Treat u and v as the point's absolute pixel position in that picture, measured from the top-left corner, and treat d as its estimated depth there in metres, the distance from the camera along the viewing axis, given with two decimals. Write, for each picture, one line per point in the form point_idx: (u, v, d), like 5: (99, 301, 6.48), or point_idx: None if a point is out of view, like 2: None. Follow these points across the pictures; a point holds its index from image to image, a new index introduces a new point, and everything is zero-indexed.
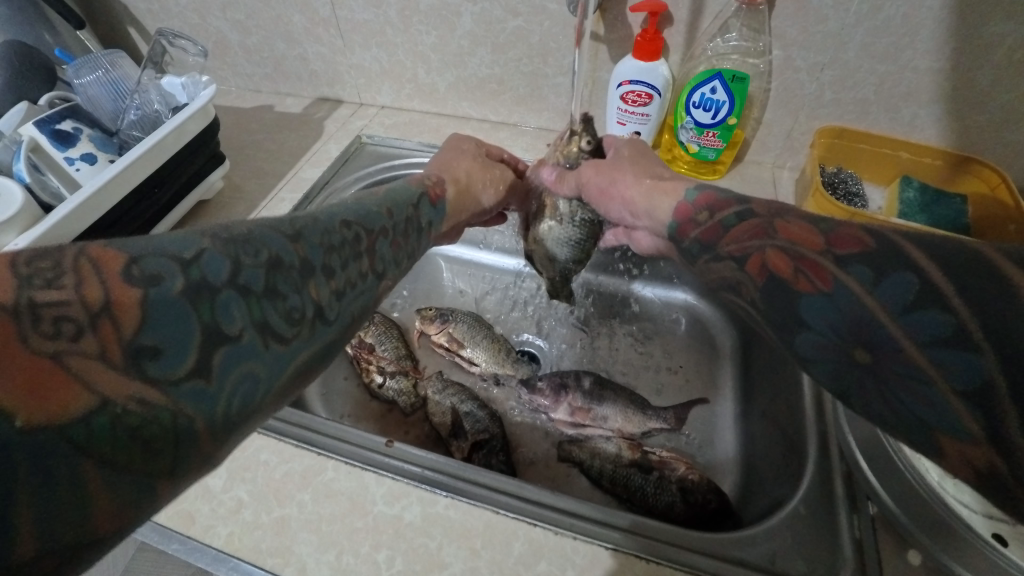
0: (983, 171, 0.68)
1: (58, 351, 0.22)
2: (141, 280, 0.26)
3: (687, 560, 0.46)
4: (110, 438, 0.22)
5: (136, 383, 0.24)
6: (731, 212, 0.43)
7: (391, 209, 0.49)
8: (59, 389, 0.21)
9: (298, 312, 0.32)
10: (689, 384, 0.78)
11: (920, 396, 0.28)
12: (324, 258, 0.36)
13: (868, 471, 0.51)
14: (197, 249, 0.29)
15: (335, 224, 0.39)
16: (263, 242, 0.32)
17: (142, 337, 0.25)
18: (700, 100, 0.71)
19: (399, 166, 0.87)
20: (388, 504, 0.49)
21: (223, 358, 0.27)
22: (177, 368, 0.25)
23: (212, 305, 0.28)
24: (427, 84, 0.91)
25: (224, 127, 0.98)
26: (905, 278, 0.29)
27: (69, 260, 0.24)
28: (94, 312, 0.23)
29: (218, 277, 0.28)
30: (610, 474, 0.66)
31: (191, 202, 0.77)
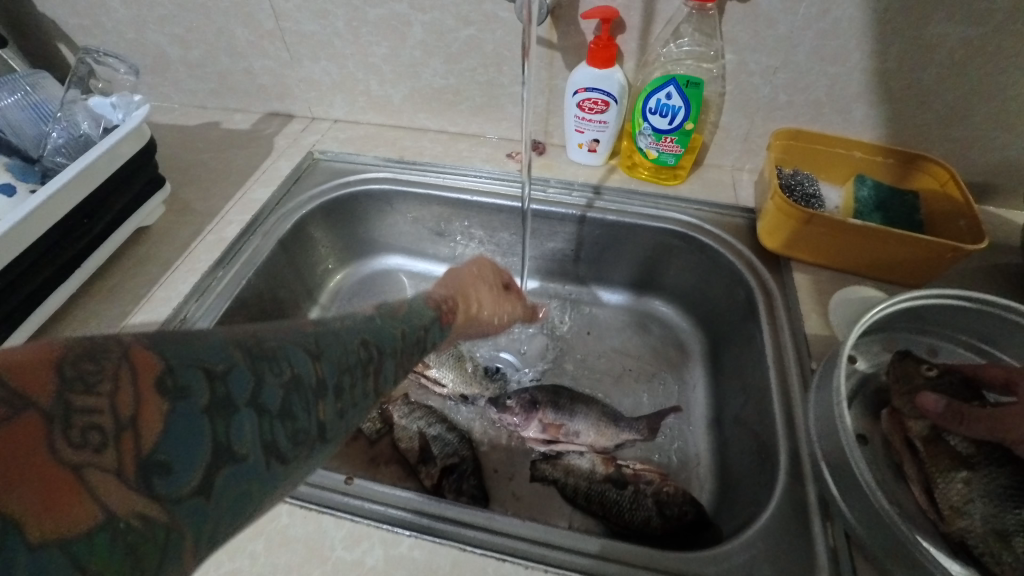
0: (933, 168, 0.70)
1: (80, 463, 0.21)
2: (171, 392, 0.25)
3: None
4: (108, 556, 0.21)
5: (143, 500, 0.22)
6: None
7: (404, 332, 0.43)
8: (74, 502, 0.21)
9: (304, 432, 0.30)
10: (660, 392, 0.77)
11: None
12: (337, 378, 0.33)
13: (840, 501, 0.47)
14: (229, 362, 0.27)
15: (352, 342, 0.36)
16: (287, 358, 0.30)
17: (158, 451, 0.23)
18: (656, 105, 0.70)
19: (355, 182, 0.84)
20: (347, 549, 0.46)
21: (225, 477, 0.25)
22: (182, 487, 0.24)
23: (227, 423, 0.26)
24: (381, 96, 0.88)
25: (165, 145, 0.92)
26: None
27: (114, 365, 0.24)
28: (121, 420, 0.23)
29: (242, 394, 0.27)
30: (585, 491, 0.64)
31: (130, 229, 0.72)
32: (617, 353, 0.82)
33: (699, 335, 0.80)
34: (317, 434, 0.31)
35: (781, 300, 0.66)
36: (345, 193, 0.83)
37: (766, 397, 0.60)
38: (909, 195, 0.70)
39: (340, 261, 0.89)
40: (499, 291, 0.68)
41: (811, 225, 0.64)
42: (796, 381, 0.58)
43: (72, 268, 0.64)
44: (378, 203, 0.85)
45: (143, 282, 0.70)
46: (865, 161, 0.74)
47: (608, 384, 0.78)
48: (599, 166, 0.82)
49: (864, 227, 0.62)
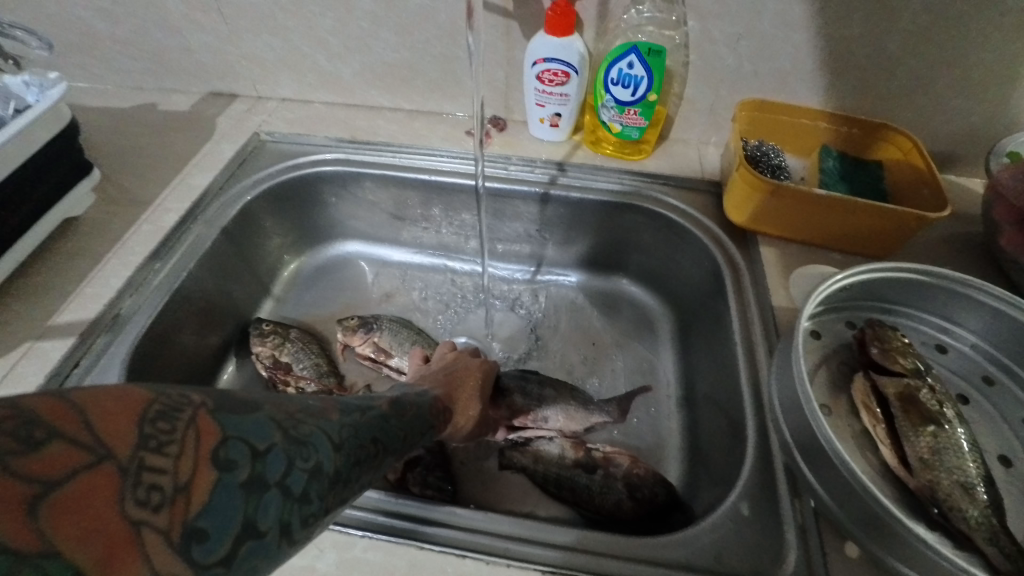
0: (896, 137, 0.69)
1: (138, 520, 0.20)
2: (219, 462, 0.24)
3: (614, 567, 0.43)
4: None
5: (181, 564, 0.21)
6: None
7: (399, 408, 0.40)
8: (126, 562, 0.20)
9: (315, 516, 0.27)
10: (629, 373, 0.75)
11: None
12: (352, 471, 0.30)
13: (806, 468, 0.47)
14: (271, 440, 0.26)
15: (365, 437, 0.33)
16: (316, 444, 0.28)
17: (200, 518, 0.22)
18: (618, 76, 0.67)
19: (304, 164, 0.79)
20: (296, 555, 0.43)
21: (246, 556, 0.23)
22: (212, 554, 0.22)
23: (259, 500, 0.24)
24: (331, 72, 0.83)
25: (95, 130, 0.85)
26: None
27: (187, 422, 0.24)
28: (178, 483, 0.22)
29: (276, 472, 0.26)
30: (555, 478, 0.63)
31: (55, 222, 0.66)
32: (587, 336, 0.79)
33: (669, 314, 0.78)
34: (322, 523, 0.28)
35: (749, 275, 0.65)
36: (294, 177, 0.78)
37: (736, 374, 0.59)
38: (873, 166, 0.70)
39: (293, 248, 0.84)
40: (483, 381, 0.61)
41: (778, 197, 0.62)
42: (764, 357, 0.57)
43: None
44: (331, 186, 0.80)
45: (71, 278, 0.64)
46: (830, 132, 0.72)
47: (570, 366, 0.76)
48: (563, 143, 0.79)
49: (830, 198, 0.61)
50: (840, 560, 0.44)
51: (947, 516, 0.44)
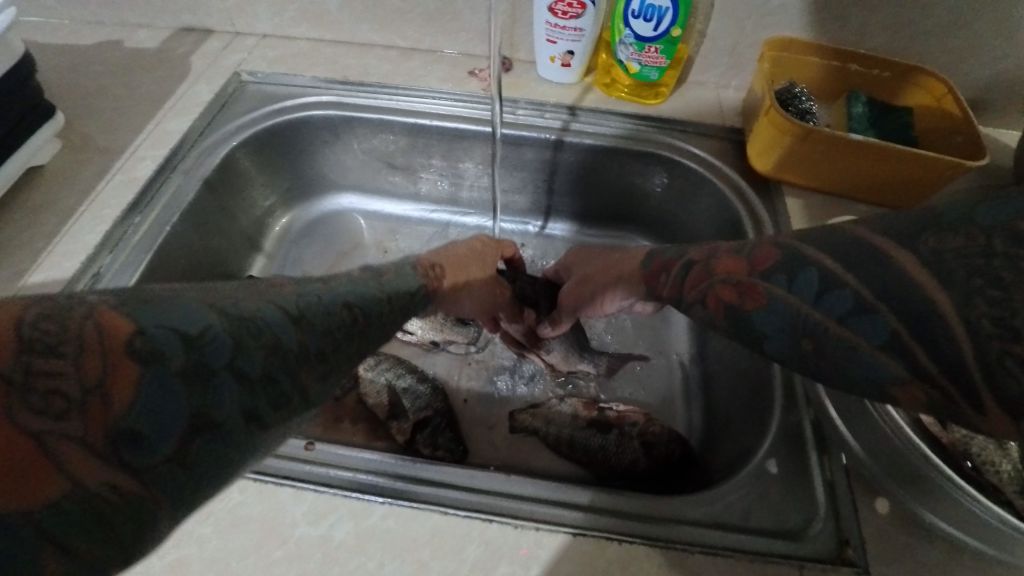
0: (928, 81, 0.65)
1: (41, 430, 0.20)
2: (141, 353, 0.22)
3: (643, 529, 0.42)
4: (73, 523, 0.20)
5: (112, 468, 0.21)
6: (680, 266, 0.45)
7: (391, 295, 0.42)
8: (35, 475, 0.19)
9: (286, 398, 0.27)
10: (638, 328, 0.73)
11: (850, 360, 0.32)
12: (323, 342, 0.30)
13: (840, 422, 0.48)
14: (203, 325, 0.24)
15: (336, 307, 0.33)
16: (266, 322, 0.27)
17: (126, 419, 0.21)
18: (639, 8, 0.61)
19: (291, 107, 0.72)
20: (311, 524, 0.40)
21: (200, 450, 0.23)
22: (156, 454, 0.22)
23: (204, 390, 0.23)
24: (315, 4, 0.75)
25: (53, 70, 0.76)
26: (812, 276, 0.34)
27: (78, 322, 0.22)
28: (88, 388, 0.21)
29: (218, 359, 0.24)
30: (569, 439, 0.61)
31: (16, 171, 0.59)
32: None
33: None
34: (298, 411, 0.28)
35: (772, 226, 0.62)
36: (281, 122, 0.71)
37: None
38: (902, 112, 0.66)
39: (283, 202, 0.79)
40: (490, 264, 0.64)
41: (808, 141, 0.58)
42: None
43: None
44: (320, 133, 0.74)
45: (38, 235, 0.58)
46: (859, 76, 0.68)
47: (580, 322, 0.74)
48: (573, 85, 0.73)
49: (863, 143, 0.57)
50: (871, 516, 0.43)
51: (981, 470, 0.44)
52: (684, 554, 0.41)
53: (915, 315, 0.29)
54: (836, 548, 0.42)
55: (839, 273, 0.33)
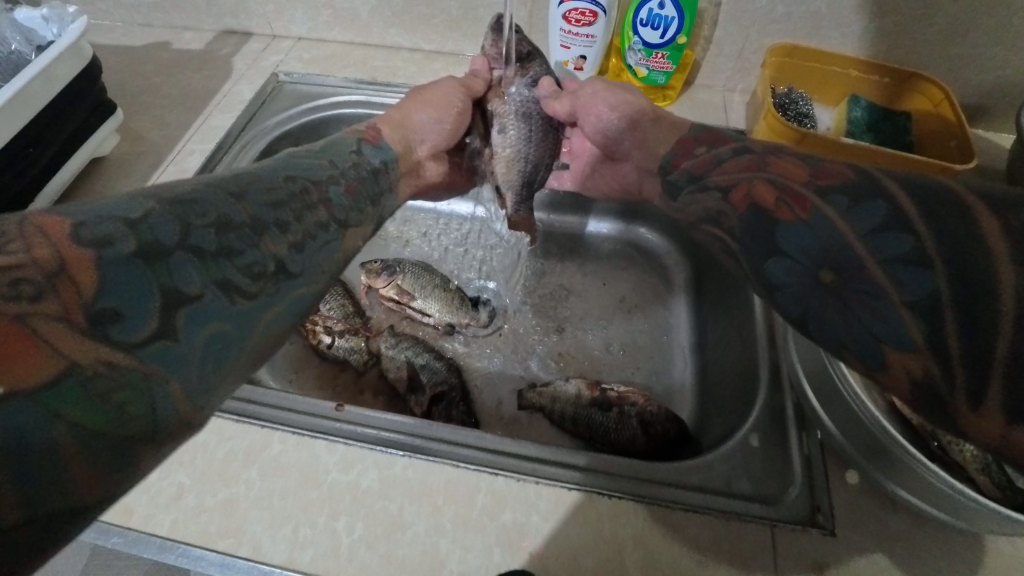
0: (927, 87, 0.68)
1: (21, 312, 0.22)
2: (91, 241, 0.25)
3: (632, 488, 0.47)
4: (83, 402, 0.22)
5: (105, 347, 0.23)
6: (728, 148, 0.46)
7: (333, 160, 0.45)
8: (28, 353, 0.21)
9: (259, 267, 0.31)
10: (641, 314, 0.78)
11: (872, 308, 0.31)
12: (275, 213, 0.34)
13: (813, 398, 0.51)
14: (143, 209, 0.28)
15: (278, 179, 0.37)
16: (208, 203, 0.31)
17: (100, 299, 0.24)
18: (647, 17, 0.66)
19: (324, 106, 0.78)
20: (342, 472, 0.47)
21: (184, 323, 0.26)
22: (139, 331, 0.25)
23: (168, 267, 0.27)
24: (347, 9, 0.81)
25: (111, 70, 0.83)
26: (877, 206, 0.33)
27: (14, 227, 0.24)
28: (49, 273, 0.23)
29: (169, 238, 0.27)
30: (572, 416, 0.66)
31: (84, 161, 0.67)
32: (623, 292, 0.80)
33: (684, 263, 0.80)
34: (270, 290, 0.31)
35: None
36: (315, 119, 0.78)
37: (751, 317, 0.61)
38: (900, 116, 0.69)
39: None
40: (452, 96, 0.61)
41: (803, 144, 0.62)
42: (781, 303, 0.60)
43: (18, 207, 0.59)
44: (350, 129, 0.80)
45: None
46: (861, 81, 0.71)
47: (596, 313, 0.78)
48: None
49: (855, 147, 0.61)
50: (841, 487, 0.48)
51: (947, 449, 0.48)
52: (666, 510, 0.46)
53: (968, 282, 0.28)
54: (808, 513, 0.46)
55: (909, 216, 0.31)
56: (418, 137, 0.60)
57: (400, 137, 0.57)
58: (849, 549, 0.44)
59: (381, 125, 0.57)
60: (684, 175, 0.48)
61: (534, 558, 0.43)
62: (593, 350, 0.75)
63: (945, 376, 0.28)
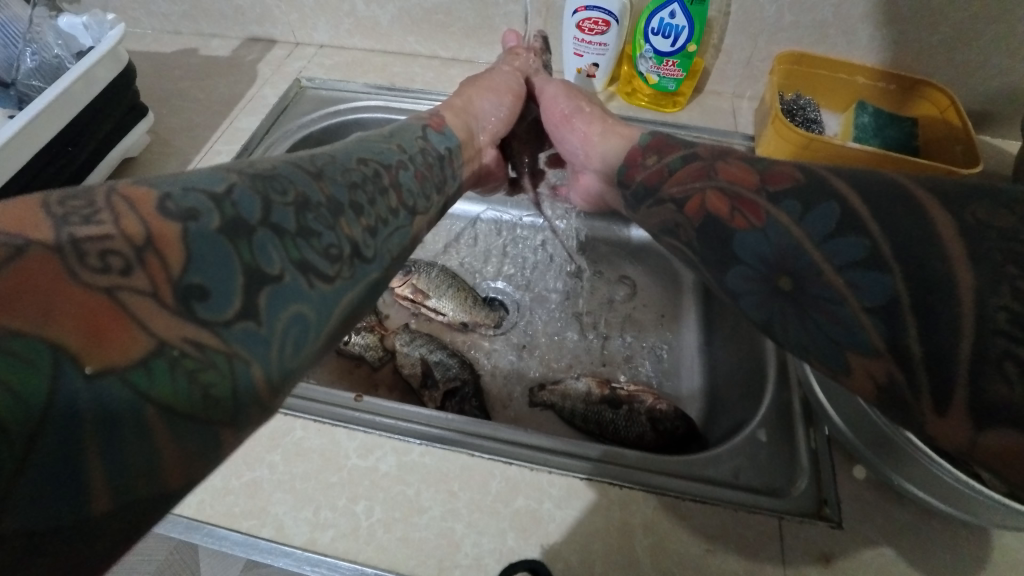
0: (933, 94, 0.70)
1: (112, 286, 0.23)
2: (178, 215, 0.27)
3: (643, 478, 0.48)
4: (171, 383, 0.24)
5: (190, 325, 0.25)
6: (677, 156, 0.46)
7: (401, 144, 0.46)
8: (118, 329, 0.23)
9: (335, 249, 0.32)
10: (652, 317, 0.79)
11: (830, 313, 0.32)
12: (350, 194, 0.35)
13: (820, 393, 0.53)
14: (226, 184, 0.29)
15: (352, 161, 0.38)
16: (289, 180, 0.32)
17: (189, 275, 0.25)
18: (659, 26, 0.68)
19: (345, 110, 0.81)
20: (361, 458, 0.48)
21: (267, 304, 0.28)
22: (225, 311, 0.26)
23: (250, 244, 0.28)
24: (368, 17, 0.84)
25: (142, 75, 0.87)
26: (828, 209, 0.33)
27: (104, 199, 0.25)
28: (138, 246, 0.25)
29: (251, 214, 0.29)
30: (582, 413, 0.67)
31: (117, 159, 0.70)
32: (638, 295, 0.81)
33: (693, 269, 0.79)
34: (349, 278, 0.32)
35: None
36: (336, 123, 0.80)
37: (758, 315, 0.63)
38: (907, 122, 0.70)
39: None
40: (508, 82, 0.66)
41: (808, 151, 0.64)
42: None
43: None
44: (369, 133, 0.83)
45: None
46: (868, 87, 0.73)
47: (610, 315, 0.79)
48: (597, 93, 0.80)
49: (858, 150, 0.62)
50: (847, 481, 0.49)
51: None
52: (676, 500, 0.47)
53: (927, 283, 0.29)
54: (816, 507, 0.47)
55: (863, 218, 0.32)
56: (480, 121, 0.61)
57: (462, 124, 0.58)
58: (856, 542, 0.45)
59: (444, 112, 0.58)
60: (637, 188, 0.48)
61: (546, 545, 0.44)
62: (604, 350, 0.76)
63: (909, 381, 0.29)
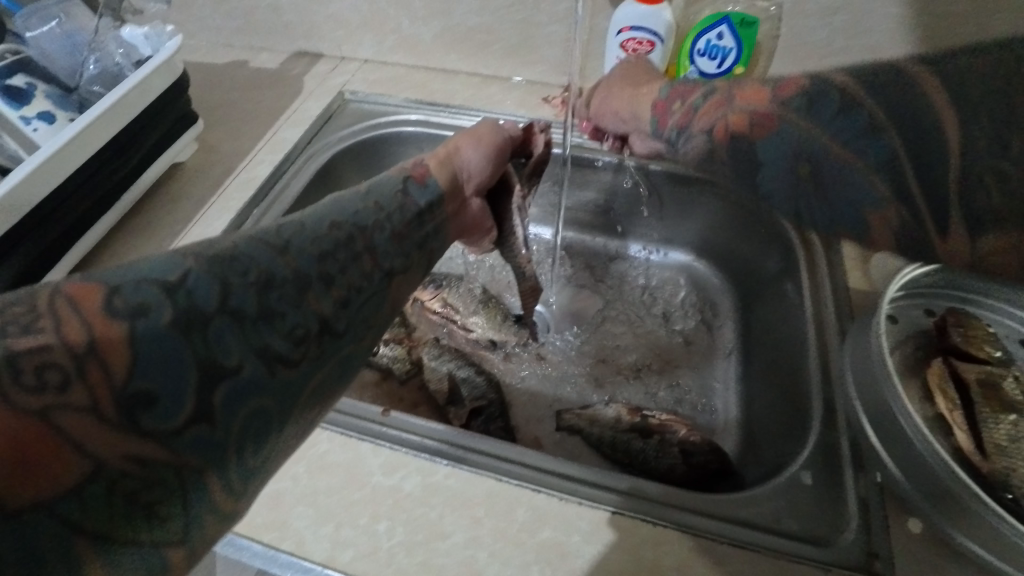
0: None
1: (45, 408, 0.21)
2: (125, 312, 0.23)
3: (677, 517, 0.45)
4: (107, 508, 0.22)
5: (131, 437, 0.22)
6: (698, 95, 0.62)
7: (378, 201, 0.39)
8: (50, 457, 0.21)
9: (301, 330, 0.29)
10: (686, 344, 0.76)
11: (842, 183, 0.49)
12: (320, 266, 0.31)
13: (874, 437, 0.48)
14: (182, 270, 0.26)
15: (321, 226, 0.33)
16: (250, 258, 0.29)
17: (133, 382, 0.23)
18: (705, 47, 0.67)
19: (384, 124, 0.82)
20: (385, 475, 0.47)
21: (222, 404, 0.25)
22: (174, 419, 0.23)
23: (205, 338, 0.25)
24: (412, 35, 0.85)
25: (195, 85, 0.90)
26: (834, 99, 0.53)
27: (44, 301, 0.22)
28: (79, 355, 0.22)
29: (209, 303, 0.26)
30: (610, 441, 0.65)
31: (165, 163, 0.72)
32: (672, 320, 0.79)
33: (728, 292, 0.78)
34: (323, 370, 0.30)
35: (823, 255, 0.63)
36: (375, 136, 0.82)
37: (801, 350, 0.59)
38: None
39: None
40: (496, 135, 0.59)
41: None
42: (835, 343, 0.57)
43: (107, 204, 0.65)
44: (406, 146, 0.83)
45: (179, 217, 0.71)
46: None
47: (640, 338, 0.77)
48: None
49: None
50: (903, 539, 0.45)
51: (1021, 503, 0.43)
52: (713, 542, 0.44)
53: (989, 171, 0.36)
54: (864, 559, 0.44)
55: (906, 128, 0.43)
56: (468, 173, 0.54)
57: (449, 174, 0.51)
58: None
59: (429, 161, 0.52)
60: (673, 135, 0.66)
61: None
62: (633, 371, 0.74)
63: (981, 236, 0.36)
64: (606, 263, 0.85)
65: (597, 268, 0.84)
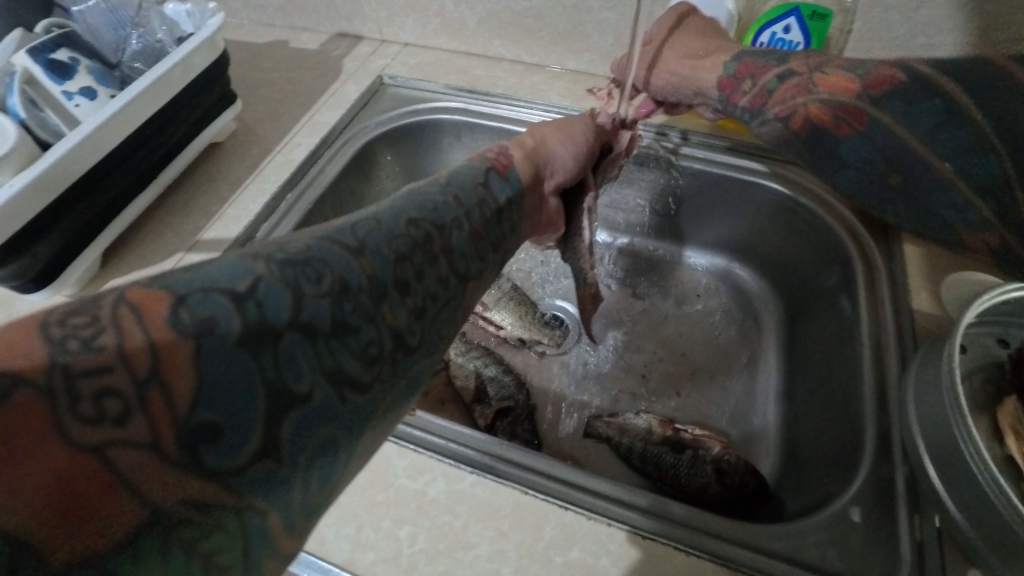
0: None
1: (102, 443, 0.19)
2: (192, 327, 0.22)
3: (711, 545, 0.43)
4: (163, 559, 0.19)
5: (192, 476, 0.20)
6: (772, 75, 0.61)
7: (458, 195, 0.39)
8: (106, 502, 0.18)
9: (375, 347, 0.28)
10: (723, 355, 0.73)
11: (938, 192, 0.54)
12: (396, 271, 0.30)
13: (933, 474, 0.43)
14: (252, 278, 0.24)
15: (399, 224, 0.32)
16: (326, 262, 0.27)
17: (198, 413, 0.21)
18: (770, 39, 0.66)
19: (423, 111, 0.80)
20: (410, 478, 0.46)
21: (289, 438, 0.23)
22: (240, 455, 0.22)
23: (277, 357, 0.24)
24: (456, 18, 0.82)
25: (236, 64, 0.90)
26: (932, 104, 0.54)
27: (107, 310, 0.21)
28: (140, 380, 0.20)
29: (280, 317, 0.24)
30: (640, 453, 0.62)
31: (205, 143, 0.72)
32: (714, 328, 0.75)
33: (776, 302, 0.74)
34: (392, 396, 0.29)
35: (886, 273, 0.58)
36: (412, 122, 0.80)
37: (854, 374, 0.55)
38: None
39: None
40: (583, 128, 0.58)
41: None
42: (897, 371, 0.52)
43: (144, 182, 0.65)
44: (444, 135, 0.81)
45: (217, 198, 0.71)
46: None
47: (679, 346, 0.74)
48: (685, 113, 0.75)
49: None
50: None
51: None
52: None
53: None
54: None
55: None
56: (550, 167, 0.53)
57: (531, 166, 0.51)
58: None
59: (512, 150, 0.52)
60: (744, 113, 0.64)
61: None
62: (670, 380, 0.71)
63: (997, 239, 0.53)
64: (649, 265, 0.81)
65: (639, 270, 0.81)
